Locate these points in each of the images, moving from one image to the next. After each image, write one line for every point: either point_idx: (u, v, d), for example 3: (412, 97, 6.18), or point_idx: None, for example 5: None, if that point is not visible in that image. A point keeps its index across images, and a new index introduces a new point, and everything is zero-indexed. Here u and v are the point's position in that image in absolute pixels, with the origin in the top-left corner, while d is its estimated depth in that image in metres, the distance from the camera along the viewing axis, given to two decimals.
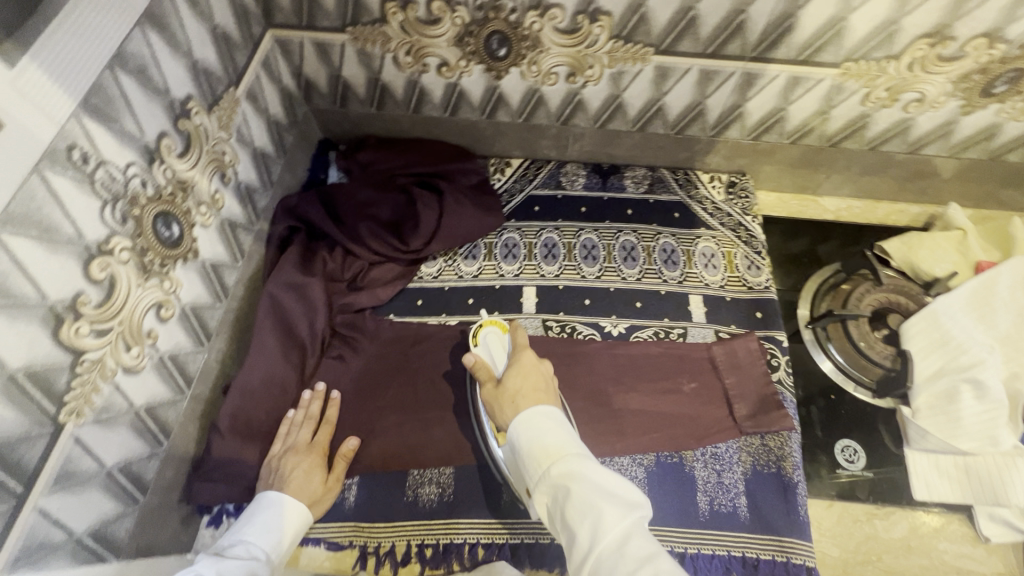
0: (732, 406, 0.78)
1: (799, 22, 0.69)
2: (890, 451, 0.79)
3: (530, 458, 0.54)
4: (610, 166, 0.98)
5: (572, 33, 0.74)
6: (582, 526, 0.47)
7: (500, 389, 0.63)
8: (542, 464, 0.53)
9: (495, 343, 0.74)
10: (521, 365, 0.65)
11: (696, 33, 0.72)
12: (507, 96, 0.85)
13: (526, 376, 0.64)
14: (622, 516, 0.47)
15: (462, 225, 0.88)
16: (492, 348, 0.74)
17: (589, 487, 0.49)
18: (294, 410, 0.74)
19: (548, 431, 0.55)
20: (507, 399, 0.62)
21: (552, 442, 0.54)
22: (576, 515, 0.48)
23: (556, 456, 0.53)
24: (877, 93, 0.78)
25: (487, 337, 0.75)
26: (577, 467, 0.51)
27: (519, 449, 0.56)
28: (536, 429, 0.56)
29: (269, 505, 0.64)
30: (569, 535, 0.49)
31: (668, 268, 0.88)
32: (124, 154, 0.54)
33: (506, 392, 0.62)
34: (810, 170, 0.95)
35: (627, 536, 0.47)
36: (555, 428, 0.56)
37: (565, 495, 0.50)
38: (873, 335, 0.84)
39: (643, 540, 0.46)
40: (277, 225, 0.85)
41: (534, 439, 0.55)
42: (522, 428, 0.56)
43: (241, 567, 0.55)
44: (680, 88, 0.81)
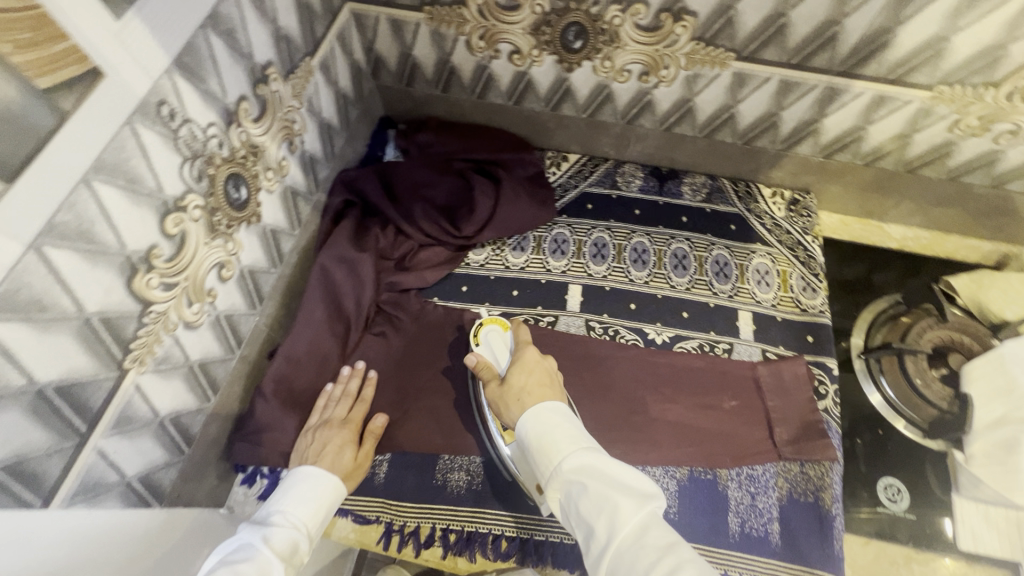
0: (773, 430, 0.76)
1: (895, 39, 0.66)
2: (937, 495, 0.76)
3: (541, 454, 0.53)
4: (669, 171, 0.96)
5: (653, 31, 0.72)
6: (598, 520, 0.46)
7: (505, 387, 0.63)
8: (555, 459, 0.52)
9: (497, 340, 0.72)
10: (524, 362, 0.65)
11: (783, 41, 0.69)
12: (575, 89, 0.84)
13: (529, 371, 0.63)
14: (639, 506, 0.46)
15: (516, 215, 0.87)
16: (494, 345, 0.72)
17: (604, 480, 0.49)
18: (333, 384, 0.74)
19: (558, 426, 0.54)
20: (513, 396, 0.61)
21: (562, 437, 0.53)
22: (593, 510, 0.47)
23: (568, 450, 0.52)
24: (967, 121, 0.74)
25: (488, 334, 0.73)
26: (590, 462, 0.51)
27: (528, 447, 0.55)
28: (544, 424, 0.55)
29: (306, 475, 0.63)
30: (585, 530, 0.47)
31: (719, 280, 0.86)
32: (207, 114, 0.55)
33: (511, 389, 0.62)
34: (879, 194, 0.91)
35: (645, 526, 0.45)
36: (564, 423, 0.55)
37: (579, 490, 0.49)
38: (930, 373, 0.81)
39: (661, 529, 0.45)
40: (334, 197, 0.86)
41: (544, 435, 0.54)
42: (532, 425, 0.56)
43: (286, 536, 0.57)
44: (756, 98, 0.78)
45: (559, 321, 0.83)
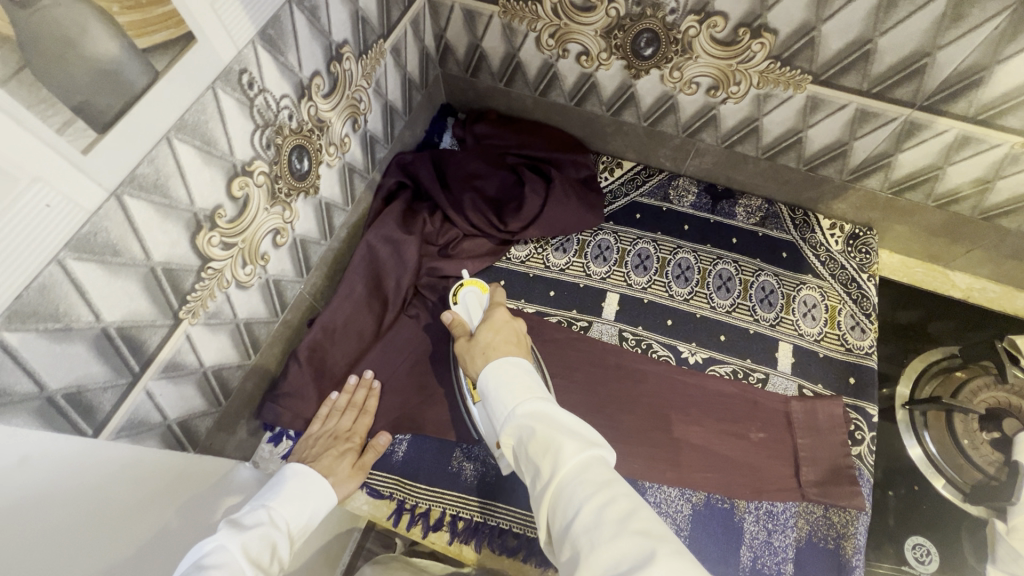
0: (800, 468, 0.73)
1: (992, 78, 0.62)
2: (968, 563, 0.71)
3: (497, 400, 0.52)
4: (725, 189, 0.94)
5: (728, 45, 0.70)
6: (542, 459, 0.45)
7: (472, 342, 0.61)
8: (507, 404, 0.50)
9: (473, 299, 0.70)
10: (492, 321, 0.63)
11: (866, 69, 0.66)
12: (639, 96, 0.83)
13: (497, 330, 0.62)
14: (582, 446, 0.45)
15: (564, 217, 0.87)
16: (470, 305, 0.69)
17: (554, 423, 0.47)
18: (338, 394, 0.74)
19: (516, 376, 0.53)
20: (479, 351, 0.59)
21: (517, 386, 0.51)
22: (538, 451, 0.46)
23: (523, 395, 0.50)
24: None
25: (466, 294, 0.71)
26: (540, 406, 0.49)
27: (485, 395, 0.53)
28: (502, 374, 0.53)
29: (292, 479, 0.62)
30: (530, 470, 0.46)
31: (763, 308, 0.84)
32: (282, 86, 0.58)
33: (478, 344, 0.60)
34: (949, 240, 0.86)
35: (588, 464, 0.44)
36: (523, 374, 0.53)
37: (526, 433, 0.47)
38: (979, 435, 0.76)
39: (603, 468, 0.44)
40: (388, 178, 0.88)
41: (500, 383, 0.52)
42: (492, 375, 0.54)
43: (264, 534, 0.52)
44: (828, 124, 0.75)
45: (592, 327, 0.83)
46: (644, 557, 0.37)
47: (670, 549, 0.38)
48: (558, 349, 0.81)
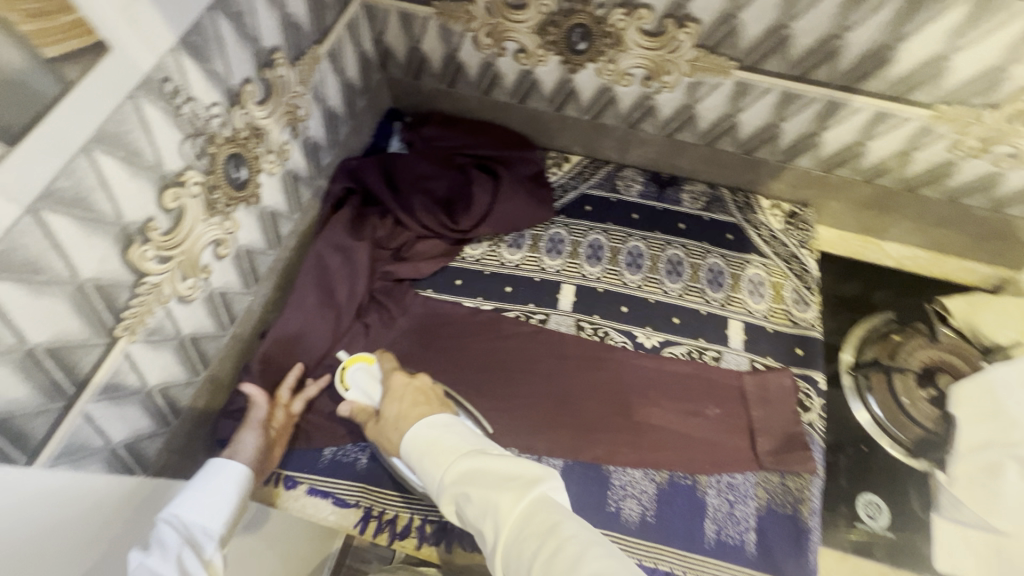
0: (755, 439, 0.76)
1: (898, 55, 0.66)
2: (917, 515, 0.75)
3: (429, 472, 0.51)
4: (670, 177, 0.96)
5: (657, 36, 0.72)
6: (485, 521, 0.45)
7: (381, 420, 0.60)
8: (438, 474, 0.50)
9: (364, 374, 0.69)
10: (393, 391, 0.62)
11: (785, 53, 0.70)
12: (578, 91, 0.85)
13: (401, 398, 0.61)
14: (520, 496, 0.44)
15: (514, 212, 0.89)
16: (362, 383, 0.68)
17: (486, 480, 0.47)
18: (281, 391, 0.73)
19: (441, 442, 0.52)
20: (389, 426, 0.59)
21: (443, 452, 0.51)
22: (479, 514, 0.45)
23: (451, 460, 0.50)
24: (967, 142, 0.74)
25: (356, 373, 0.70)
26: (467, 461, 0.49)
27: (419, 468, 0.52)
28: (427, 443, 0.53)
29: (213, 471, 0.58)
30: (478, 532, 0.46)
31: (712, 289, 0.86)
32: (211, 94, 0.57)
33: (387, 421, 0.59)
34: (879, 212, 0.90)
35: (530, 515, 0.44)
36: (449, 436, 0.52)
37: (463, 496, 0.47)
38: (919, 393, 0.80)
39: (546, 513, 0.43)
40: (335, 184, 0.87)
41: (425, 453, 0.52)
42: (415, 449, 0.53)
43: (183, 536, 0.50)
44: (757, 108, 0.78)
45: (550, 319, 0.84)
46: None
47: None
48: (513, 344, 0.81)
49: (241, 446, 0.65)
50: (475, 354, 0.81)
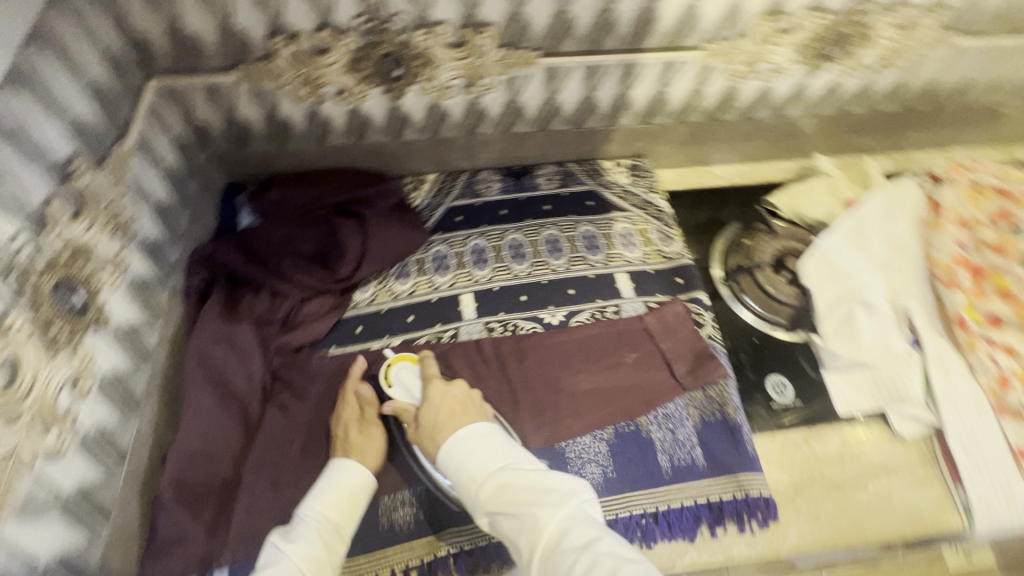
0: (672, 367, 0.84)
1: (660, 13, 0.76)
2: (812, 376, 0.87)
3: (462, 479, 0.58)
4: (522, 168, 1.03)
5: (461, 46, 0.77)
6: (522, 532, 0.52)
7: (419, 428, 0.67)
8: (472, 485, 0.57)
9: (409, 372, 0.76)
10: (432, 401, 0.69)
11: (574, 34, 0.77)
12: (410, 113, 0.87)
13: (439, 407, 0.68)
14: (555, 508, 0.51)
15: (391, 244, 0.89)
16: (406, 383, 0.74)
17: (522, 496, 0.54)
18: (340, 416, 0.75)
19: (470, 450, 0.59)
20: (427, 436, 0.66)
21: (476, 464, 0.58)
22: (515, 526, 0.52)
23: (485, 473, 0.57)
24: (738, 68, 0.87)
25: (399, 372, 0.76)
26: (501, 478, 0.56)
27: (453, 478, 0.60)
28: (460, 452, 0.60)
29: (341, 472, 0.66)
30: (513, 544, 0.53)
31: (592, 253, 0.94)
32: (8, 225, 0.51)
33: (424, 430, 0.66)
34: (699, 144, 1.04)
35: (564, 528, 0.50)
36: (480, 448, 0.59)
37: (499, 510, 0.54)
38: (777, 279, 0.94)
39: (578, 528, 0.50)
40: (194, 277, 0.81)
41: (458, 464, 0.59)
42: (448, 455, 0.60)
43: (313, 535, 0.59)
44: (570, 87, 0.86)
45: (460, 331, 0.86)
46: None
47: None
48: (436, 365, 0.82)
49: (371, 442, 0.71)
50: None
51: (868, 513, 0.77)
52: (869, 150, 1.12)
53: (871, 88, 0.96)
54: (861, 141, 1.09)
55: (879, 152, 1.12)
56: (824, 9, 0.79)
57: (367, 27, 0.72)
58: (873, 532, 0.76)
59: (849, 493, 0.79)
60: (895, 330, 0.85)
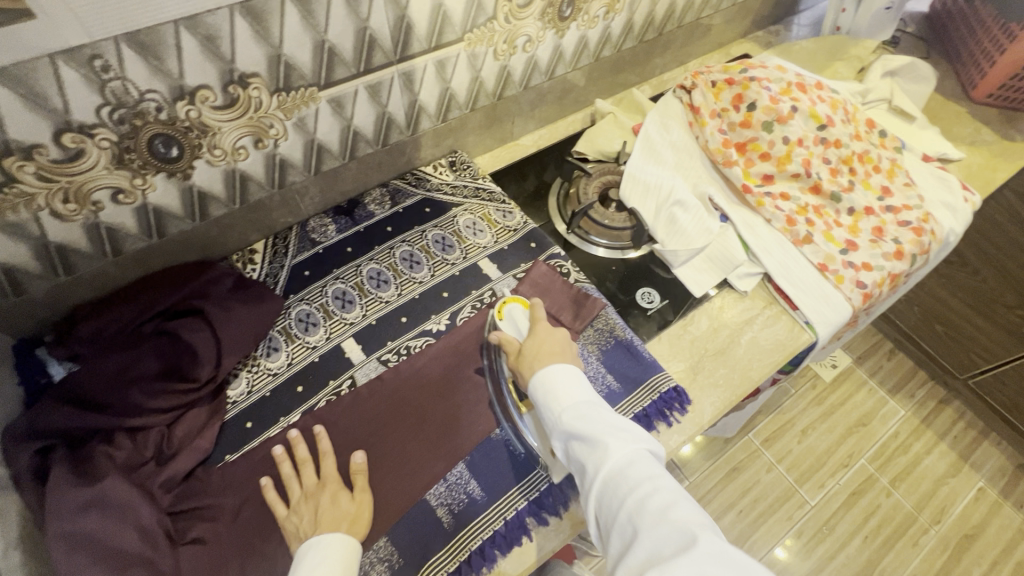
0: (560, 319, 0.91)
1: (413, 18, 0.80)
2: (666, 277, 1.00)
3: (546, 407, 0.73)
4: (349, 202, 1.02)
5: (232, 105, 0.73)
6: (593, 453, 0.65)
7: (522, 354, 0.81)
8: (555, 412, 0.72)
9: (520, 313, 0.89)
10: (538, 336, 0.82)
11: (342, 60, 0.78)
12: (208, 189, 0.81)
13: (542, 342, 0.81)
14: (627, 444, 0.65)
15: (248, 323, 0.83)
16: (516, 321, 0.88)
17: (599, 428, 0.67)
18: (287, 506, 0.72)
19: (557, 385, 0.74)
20: (528, 360, 0.80)
21: (562, 395, 0.73)
22: (587, 448, 0.66)
23: (568, 407, 0.72)
24: (501, 47, 0.95)
25: (512, 311, 0.89)
26: (585, 411, 0.70)
27: (540, 403, 0.75)
28: (549, 383, 0.74)
29: (335, 545, 0.67)
30: (581, 464, 0.67)
31: (448, 253, 0.98)
32: None
33: (527, 355, 0.80)
34: (500, 124, 1.11)
35: (632, 461, 0.64)
36: (568, 385, 0.74)
37: (576, 436, 0.68)
38: (609, 211, 1.05)
39: (643, 465, 0.63)
40: (18, 458, 0.66)
41: (545, 393, 0.74)
42: (538, 383, 0.75)
43: None
44: (361, 109, 0.87)
45: (357, 376, 0.85)
46: (684, 538, 0.55)
47: (703, 530, 0.55)
48: (347, 418, 0.81)
49: (360, 509, 0.72)
50: (346, 442, 0.79)
51: (748, 361, 0.92)
52: (632, 84, 1.31)
53: (611, 33, 1.11)
54: (623, 79, 1.27)
55: (639, 83, 1.32)
56: None
57: (117, 116, 0.65)
58: (758, 372, 0.91)
59: (730, 352, 0.93)
60: (708, 214, 1.01)
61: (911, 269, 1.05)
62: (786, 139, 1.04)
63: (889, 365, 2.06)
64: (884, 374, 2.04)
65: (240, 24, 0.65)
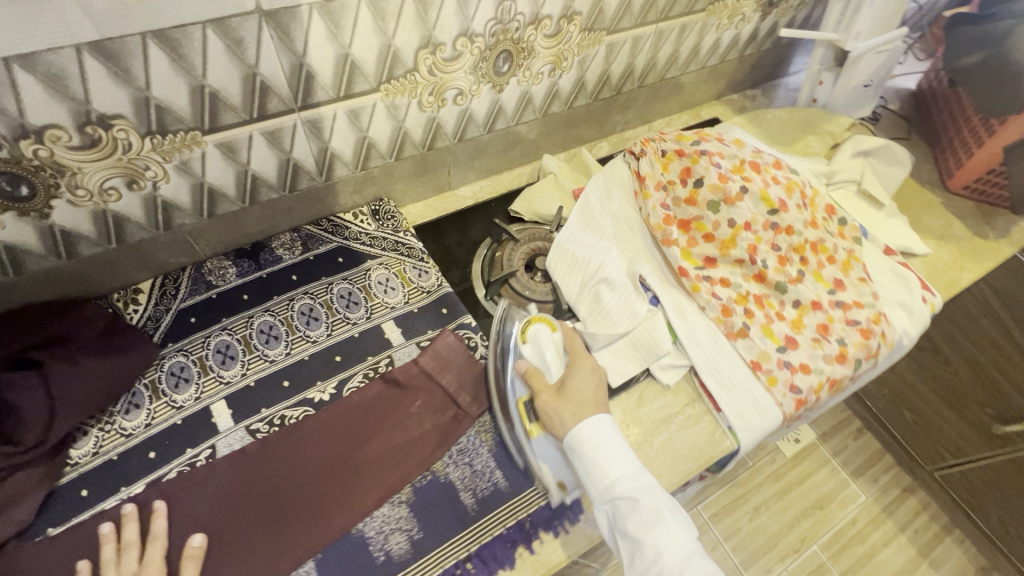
0: (457, 400, 0.83)
1: (314, 68, 0.73)
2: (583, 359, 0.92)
3: (596, 473, 0.72)
4: (255, 245, 0.95)
5: (93, 146, 0.66)
6: (653, 534, 0.67)
7: (559, 399, 0.77)
8: (607, 482, 0.71)
9: (547, 339, 0.83)
10: (584, 372, 0.80)
11: (229, 105, 0.71)
12: (73, 228, 0.74)
13: (585, 381, 0.79)
14: (684, 534, 0.68)
15: (96, 378, 0.75)
16: (543, 348, 0.82)
17: (658, 510, 0.69)
18: None
19: (610, 453, 0.73)
20: (567, 403, 0.77)
21: (615, 465, 0.72)
22: (646, 528, 0.68)
23: (620, 476, 0.71)
24: (426, 98, 0.89)
25: (538, 333, 0.83)
26: (637, 483, 0.71)
27: (587, 466, 0.73)
28: (602, 449, 0.73)
29: None
30: (636, 541, 0.68)
31: (352, 311, 0.91)
32: None
33: (567, 401, 0.77)
34: (434, 173, 1.05)
35: (689, 553, 0.67)
36: (621, 453, 0.74)
37: (633, 512, 0.69)
38: (533, 281, 0.99)
39: (698, 558, 0.67)
40: None
41: (597, 459, 0.73)
42: (590, 447, 0.73)
43: None
44: (259, 155, 0.80)
45: (218, 446, 0.77)
46: None
47: None
48: (195, 494, 0.72)
49: None
50: (186, 522, 0.70)
51: (657, 467, 0.84)
52: (588, 140, 1.24)
53: (559, 89, 1.05)
54: (577, 134, 1.20)
55: (597, 140, 1.25)
56: (473, 34, 0.83)
57: None
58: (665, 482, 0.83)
59: (639, 454, 0.85)
60: (636, 295, 0.93)
61: (855, 373, 0.96)
62: (732, 222, 0.97)
63: (854, 445, 1.96)
64: (850, 454, 1.94)
65: (91, 64, 0.59)
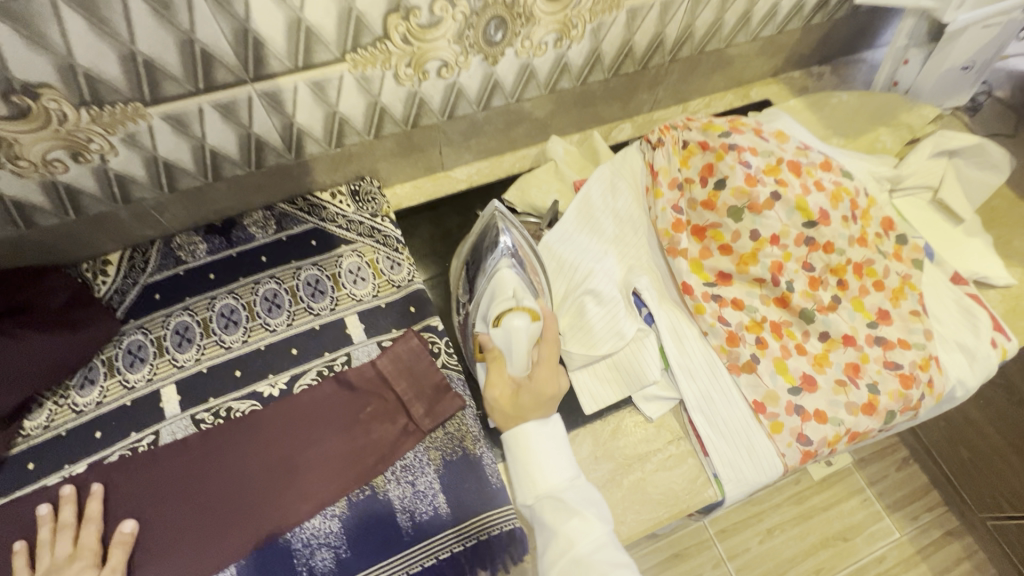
0: (409, 410, 0.77)
1: (262, 35, 0.65)
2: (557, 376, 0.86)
3: (524, 465, 0.70)
4: (227, 220, 0.91)
5: (23, 117, 0.62)
6: (569, 523, 0.64)
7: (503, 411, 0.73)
8: (531, 474, 0.69)
9: (521, 336, 0.71)
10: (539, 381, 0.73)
11: (169, 75, 0.65)
12: (25, 199, 0.72)
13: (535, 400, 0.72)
14: (599, 525, 0.64)
15: (39, 354, 0.72)
16: (514, 342, 0.71)
17: (575, 500, 0.66)
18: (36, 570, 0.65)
19: (539, 444, 0.70)
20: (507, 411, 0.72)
21: (542, 457, 0.70)
22: (563, 516, 0.65)
23: (547, 469, 0.69)
24: (404, 71, 0.78)
25: (516, 326, 0.70)
26: (560, 475, 0.69)
27: (514, 460, 0.71)
28: (532, 442, 0.71)
29: None
30: (551, 530, 0.65)
31: (316, 300, 0.85)
32: None
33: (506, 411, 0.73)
34: (422, 153, 0.96)
35: (601, 545, 0.63)
36: (551, 446, 0.71)
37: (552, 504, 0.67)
38: None
39: (612, 551, 0.63)
40: None
41: (523, 452, 0.70)
42: (519, 440, 0.71)
43: None
44: (214, 129, 0.74)
45: (162, 433, 0.75)
46: None
47: None
48: (131, 480, 0.71)
49: None
50: (120, 507, 0.69)
51: (622, 511, 0.76)
52: (606, 120, 1.10)
53: (569, 62, 0.91)
54: (593, 113, 1.06)
55: (617, 121, 1.11)
56: None
57: None
58: (627, 529, 0.75)
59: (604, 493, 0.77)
60: (625, 312, 0.81)
61: (886, 426, 0.80)
62: (755, 233, 0.81)
63: (895, 475, 1.76)
64: (888, 484, 1.75)
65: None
